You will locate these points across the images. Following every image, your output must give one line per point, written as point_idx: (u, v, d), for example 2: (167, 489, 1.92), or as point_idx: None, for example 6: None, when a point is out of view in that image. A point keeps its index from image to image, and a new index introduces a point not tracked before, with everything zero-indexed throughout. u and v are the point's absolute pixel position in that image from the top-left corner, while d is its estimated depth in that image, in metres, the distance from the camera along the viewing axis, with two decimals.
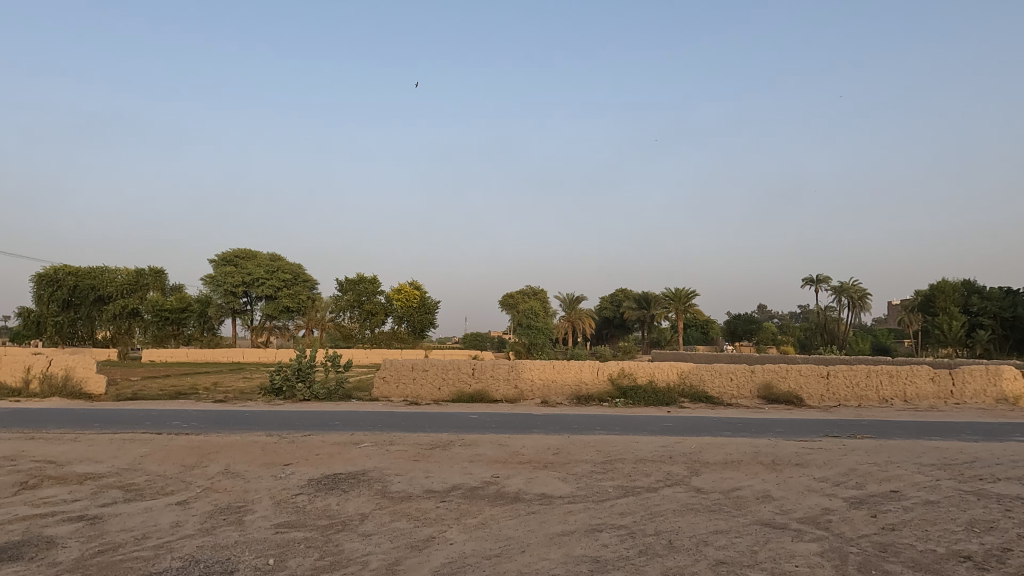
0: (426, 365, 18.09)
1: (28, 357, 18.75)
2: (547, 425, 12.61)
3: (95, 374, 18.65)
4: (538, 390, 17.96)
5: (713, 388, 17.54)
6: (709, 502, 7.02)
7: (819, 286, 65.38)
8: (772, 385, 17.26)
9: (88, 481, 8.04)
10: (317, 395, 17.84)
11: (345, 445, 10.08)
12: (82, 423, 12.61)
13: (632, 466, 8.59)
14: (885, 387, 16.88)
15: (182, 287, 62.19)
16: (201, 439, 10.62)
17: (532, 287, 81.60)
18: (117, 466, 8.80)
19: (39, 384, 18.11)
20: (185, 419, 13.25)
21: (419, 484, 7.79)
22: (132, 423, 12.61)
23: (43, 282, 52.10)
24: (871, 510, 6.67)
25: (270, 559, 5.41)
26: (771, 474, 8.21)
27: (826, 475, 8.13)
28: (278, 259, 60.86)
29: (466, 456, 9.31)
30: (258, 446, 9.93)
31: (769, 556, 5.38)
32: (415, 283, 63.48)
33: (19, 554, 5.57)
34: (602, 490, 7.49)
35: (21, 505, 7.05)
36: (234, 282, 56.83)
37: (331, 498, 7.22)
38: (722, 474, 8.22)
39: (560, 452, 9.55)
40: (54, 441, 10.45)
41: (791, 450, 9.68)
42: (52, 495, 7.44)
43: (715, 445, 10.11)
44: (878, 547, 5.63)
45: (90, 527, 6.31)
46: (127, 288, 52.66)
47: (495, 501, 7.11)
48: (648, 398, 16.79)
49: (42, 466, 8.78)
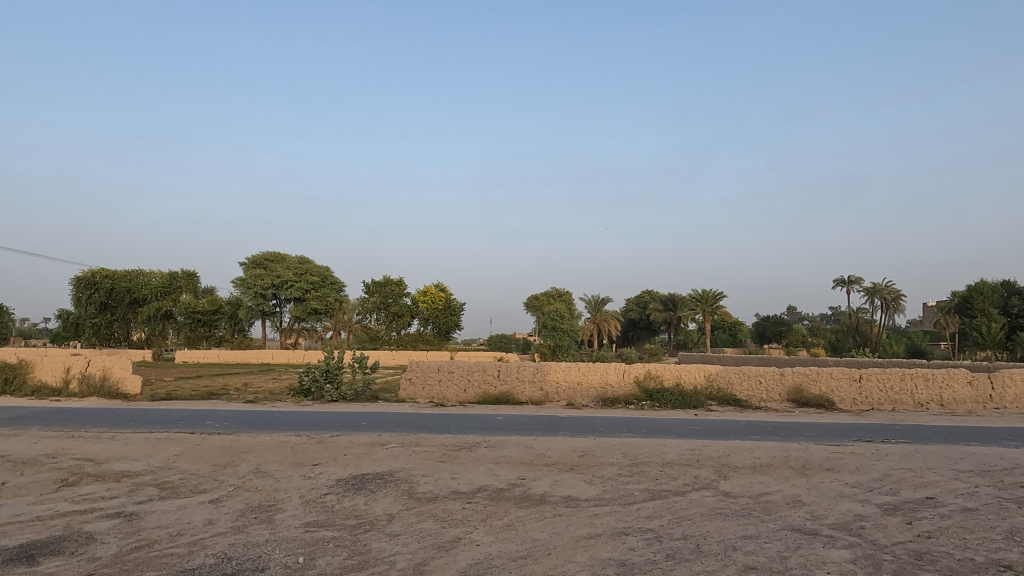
0: (452, 367, 18.18)
1: (67, 357, 19.33)
2: (574, 428, 12.57)
3: (131, 374, 19.13)
4: (564, 392, 17.92)
5: (743, 391, 17.27)
6: (738, 506, 6.94)
7: (851, 288, 63.85)
8: (802, 388, 16.91)
9: (124, 479, 8.26)
10: (344, 396, 18.04)
11: (372, 446, 10.18)
12: (120, 423, 12.91)
13: (659, 470, 8.54)
14: (919, 391, 16.50)
15: (214, 289, 63.71)
16: (232, 438, 10.84)
17: (556, 289, 82.28)
18: (152, 464, 9.03)
19: (79, 384, 18.66)
20: (218, 419, 13.51)
21: (445, 484, 7.86)
22: (167, 423, 12.91)
23: (82, 285, 53.57)
24: (906, 518, 6.49)
25: (299, 558, 5.49)
26: (802, 479, 8.08)
27: (859, 481, 7.96)
28: (306, 262, 61.82)
29: (492, 457, 9.37)
30: (288, 446, 10.10)
31: (800, 562, 5.29)
32: (441, 285, 63.55)
33: (60, 549, 5.74)
34: (629, 493, 7.46)
35: (61, 501, 7.28)
36: (264, 285, 57.66)
37: (359, 498, 7.32)
38: (751, 478, 8.13)
39: (586, 455, 9.51)
40: (93, 440, 10.73)
41: (822, 454, 9.55)
42: (90, 492, 7.66)
43: (743, 449, 9.97)
44: (913, 554, 5.50)
45: (127, 524, 6.48)
46: (161, 290, 54.00)
47: (521, 502, 7.11)
48: (674, 401, 16.60)
49: (82, 463, 9.08)
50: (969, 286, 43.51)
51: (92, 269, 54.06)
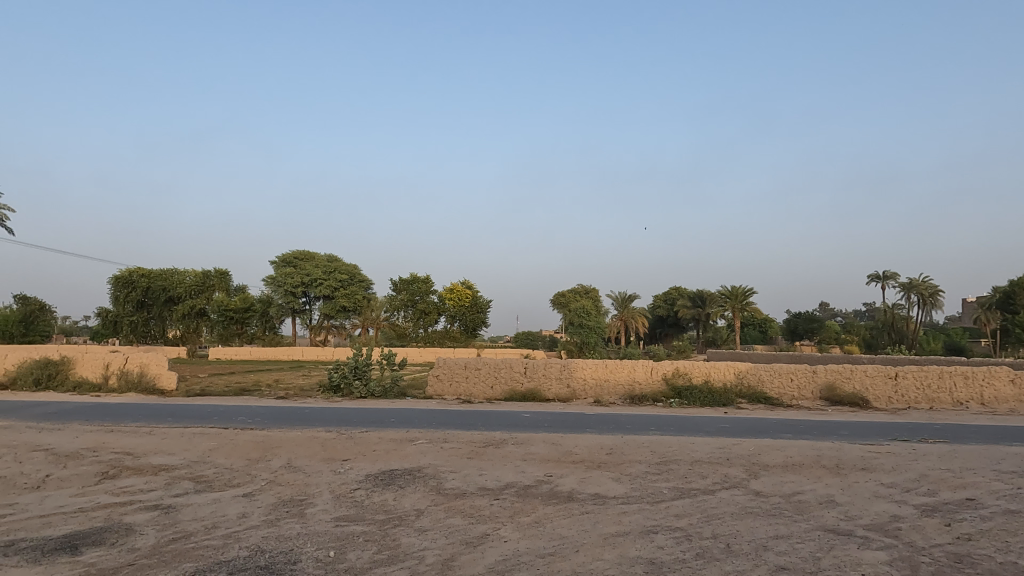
0: (479, 364, 18.26)
1: (106, 354, 19.91)
2: (602, 425, 12.51)
3: (167, 371, 19.62)
4: (591, 390, 17.86)
5: (774, 388, 17.01)
6: (769, 505, 6.83)
7: (886, 283, 62.30)
8: (835, 386, 16.58)
9: (161, 472, 8.48)
10: (373, 393, 18.26)
11: (401, 442, 10.27)
12: (156, 418, 13.27)
13: (687, 468, 8.45)
14: (958, 389, 16.05)
15: (245, 287, 64.99)
16: (264, 433, 11.05)
17: (583, 286, 82.02)
18: (188, 458, 9.26)
19: (117, 379, 19.19)
20: (250, 415, 13.79)
21: (473, 481, 7.90)
22: (202, 419, 13.22)
23: (120, 283, 55.09)
24: (945, 519, 6.32)
25: (330, 552, 5.57)
26: (835, 479, 7.91)
27: (894, 481, 7.77)
28: (335, 260, 62.61)
29: (520, 454, 9.39)
30: (318, 442, 10.25)
31: (834, 563, 5.19)
32: (467, 282, 63.79)
33: (101, 540, 5.93)
34: (657, 491, 7.39)
35: (102, 493, 7.51)
36: (294, 283, 58.65)
37: (388, 493, 7.40)
38: (782, 477, 7.99)
39: (614, 452, 9.46)
40: (131, 435, 11.04)
41: (857, 454, 9.33)
42: (130, 485, 7.89)
43: (775, 447, 9.81)
44: (953, 557, 5.36)
45: (164, 516, 6.66)
46: (195, 289, 55.28)
47: (549, 500, 7.12)
48: (703, 398, 16.42)
49: (121, 457, 9.35)
50: (1011, 281, 42.14)
51: (129, 268, 55.55)
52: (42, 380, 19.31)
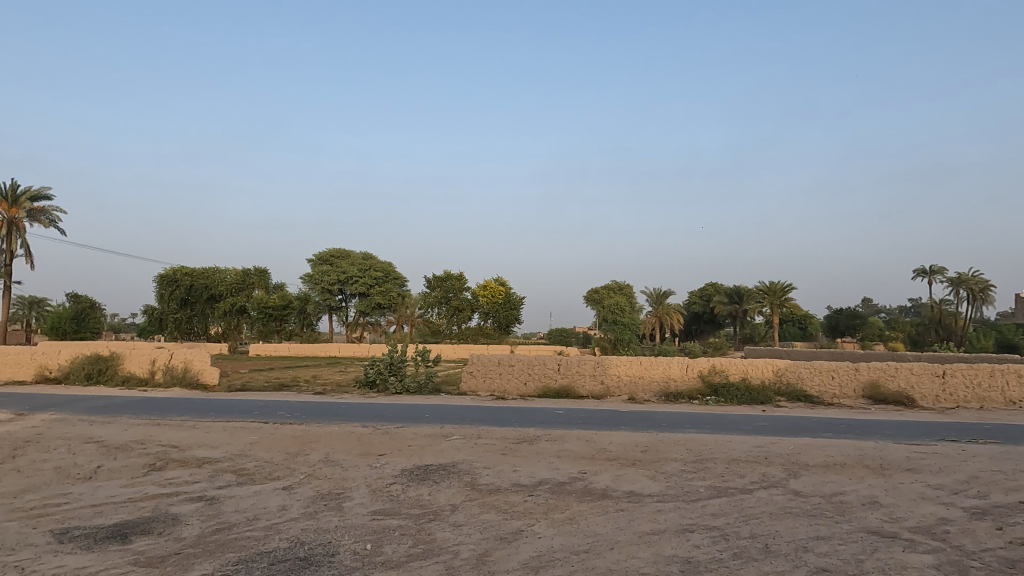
0: (513, 360, 18.30)
1: (153, 350, 20.61)
2: (636, 422, 12.40)
3: (210, 366, 20.21)
4: (625, 387, 17.71)
5: (814, 386, 16.62)
6: (810, 506, 6.68)
7: (933, 278, 60.13)
8: (879, 384, 16.12)
9: (205, 465, 8.75)
10: (408, 389, 18.45)
11: (436, 437, 10.37)
12: (200, 412, 13.68)
13: (724, 467, 8.33)
14: (1010, 388, 15.45)
15: (283, 285, 66.41)
16: (303, 428, 11.29)
17: (617, 282, 81.35)
18: (230, 452, 9.52)
19: (163, 375, 19.85)
20: (289, 409, 14.11)
21: (507, 477, 7.93)
22: (243, 413, 13.58)
23: (164, 282, 56.87)
24: (996, 523, 6.08)
25: (367, 545, 5.66)
26: (879, 479, 7.69)
27: (942, 483, 7.52)
28: (370, 257, 63.42)
29: (554, 451, 9.38)
30: (355, 437, 10.41)
31: (878, 566, 5.05)
32: (500, 278, 63.94)
33: (150, 529, 6.15)
34: (693, 489, 7.31)
35: (150, 484, 7.79)
36: (330, 280, 59.49)
37: (423, 488, 7.48)
38: (823, 477, 7.80)
39: (649, 450, 9.37)
40: (177, 428, 11.41)
41: (902, 454, 9.05)
42: (175, 476, 8.16)
43: (816, 447, 9.58)
44: (1005, 562, 5.15)
45: (208, 507, 6.87)
46: (236, 286, 56.72)
47: (583, 496, 7.10)
48: (740, 396, 16.13)
49: (167, 450, 9.67)
50: None
51: (173, 267, 57.29)
52: (93, 374, 20.07)
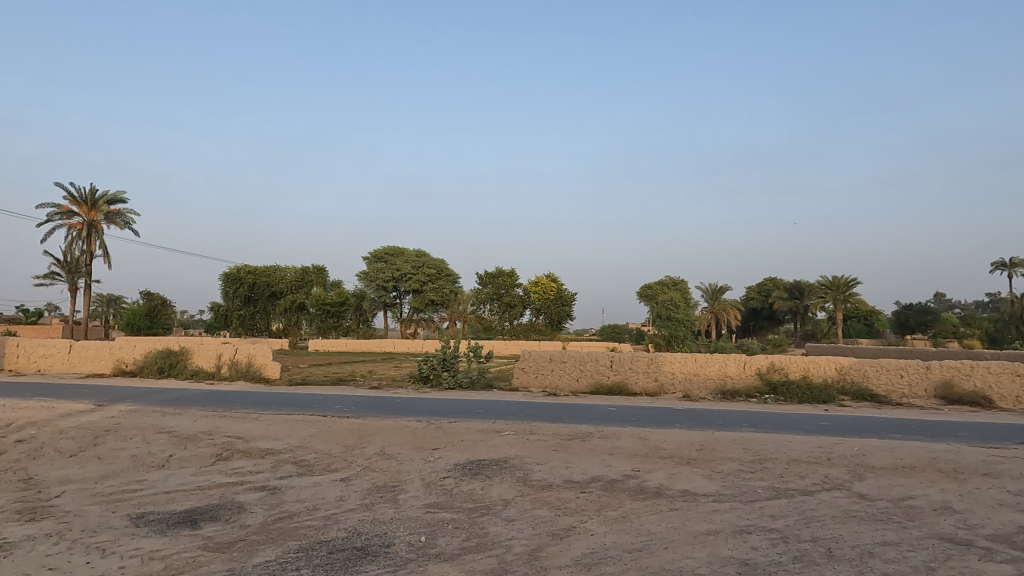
0: (565, 356, 18.24)
1: (219, 345, 21.58)
2: (691, 420, 12.17)
3: (272, 361, 21.03)
4: (680, 384, 17.39)
5: (881, 385, 15.90)
6: (876, 510, 6.40)
7: (1013, 270, 56.46)
8: (952, 384, 15.28)
9: (268, 456, 9.10)
10: (461, 383, 18.67)
11: (488, 433, 10.46)
12: (263, 405, 14.24)
13: (784, 467, 8.07)
14: None
15: (340, 282, 68.31)
16: (359, 421, 11.59)
17: (671, 277, 79.96)
18: (291, 444, 9.87)
19: (228, 369, 20.77)
20: (347, 403, 14.51)
21: (559, 473, 7.92)
22: (303, 406, 14.06)
23: (229, 280, 59.37)
24: None
25: (422, 537, 5.77)
26: (952, 484, 7.29)
27: (1022, 489, 7.06)
28: (423, 255, 64.41)
29: (606, 448, 9.31)
30: (409, 431, 10.61)
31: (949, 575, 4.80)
32: (551, 275, 63.88)
33: (217, 516, 6.44)
34: (751, 490, 7.12)
35: (217, 473, 8.16)
36: (385, 277, 60.69)
37: (476, 482, 7.56)
38: (890, 480, 7.46)
39: (704, 449, 9.17)
40: (242, 420, 11.91)
41: (977, 458, 8.54)
42: (241, 466, 8.52)
43: (882, 448, 9.16)
44: None
45: (271, 496, 7.14)
46: (295, 284, 58.70)
47: (637, 495, 7.02)
48: (801, 394, 15.59)
49: (233, 440, 10.11)
50: None
51: (237, 266, 59.76)
52: (165, 368, 21.16)
